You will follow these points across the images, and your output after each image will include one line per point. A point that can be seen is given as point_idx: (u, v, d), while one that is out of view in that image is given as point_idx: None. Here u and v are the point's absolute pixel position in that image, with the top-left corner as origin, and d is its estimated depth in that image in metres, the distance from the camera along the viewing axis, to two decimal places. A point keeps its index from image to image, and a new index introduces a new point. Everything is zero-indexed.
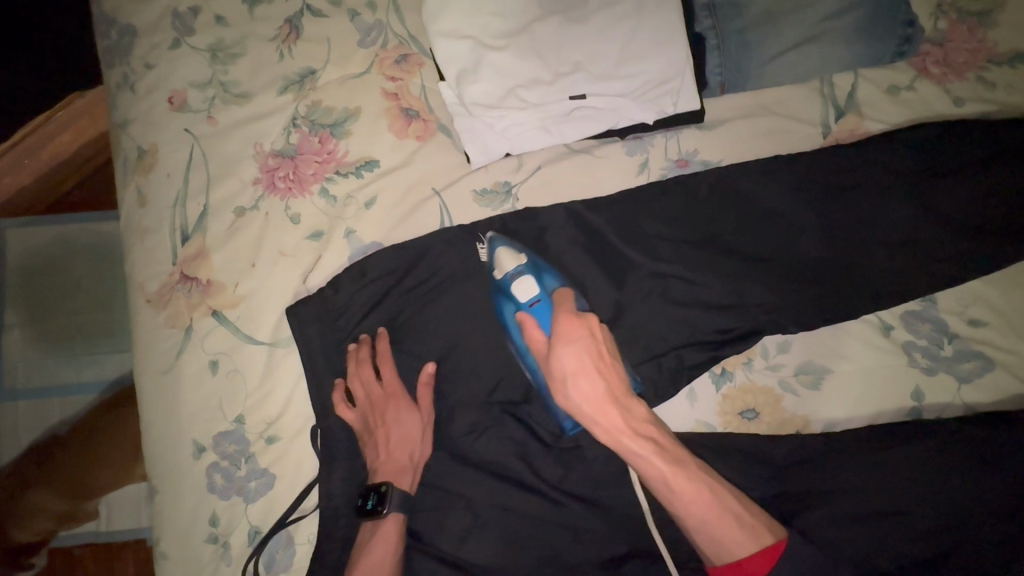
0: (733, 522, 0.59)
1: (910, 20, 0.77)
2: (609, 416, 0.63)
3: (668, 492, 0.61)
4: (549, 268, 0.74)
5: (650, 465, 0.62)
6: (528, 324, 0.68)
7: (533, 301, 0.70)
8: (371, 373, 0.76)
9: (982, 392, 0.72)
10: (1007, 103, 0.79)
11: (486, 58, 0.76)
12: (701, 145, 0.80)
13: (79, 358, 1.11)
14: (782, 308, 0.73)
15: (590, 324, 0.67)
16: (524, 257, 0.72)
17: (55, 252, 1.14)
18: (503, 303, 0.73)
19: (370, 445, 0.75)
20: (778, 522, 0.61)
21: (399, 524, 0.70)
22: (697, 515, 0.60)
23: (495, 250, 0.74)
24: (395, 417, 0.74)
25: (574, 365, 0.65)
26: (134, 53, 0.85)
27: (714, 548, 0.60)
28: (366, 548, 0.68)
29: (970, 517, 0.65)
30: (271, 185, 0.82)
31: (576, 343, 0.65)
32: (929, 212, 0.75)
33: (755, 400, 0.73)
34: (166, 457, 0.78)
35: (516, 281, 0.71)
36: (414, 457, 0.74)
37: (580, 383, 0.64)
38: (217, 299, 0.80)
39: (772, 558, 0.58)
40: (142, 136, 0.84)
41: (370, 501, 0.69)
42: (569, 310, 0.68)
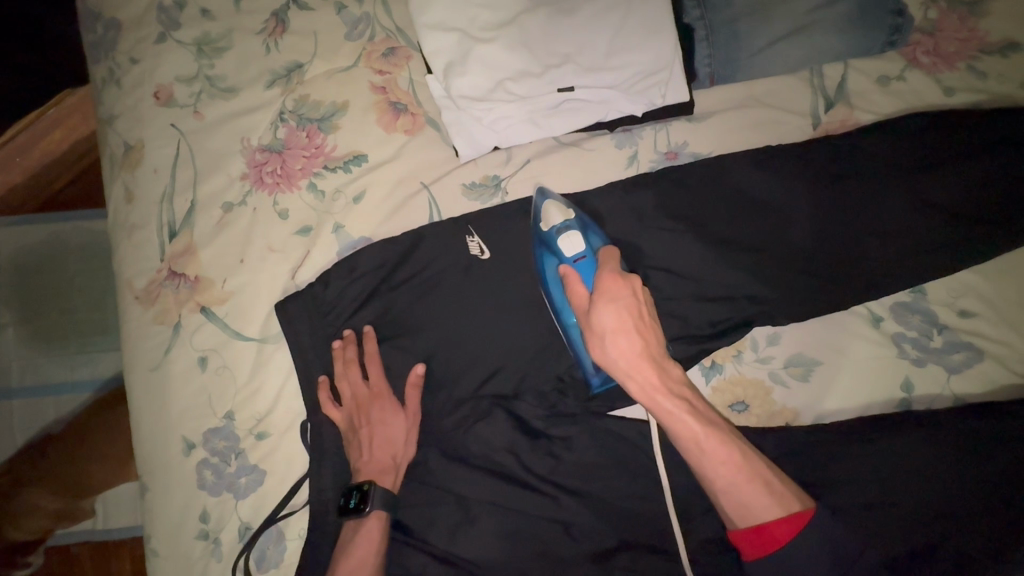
0: (761, 486, 0.58)
1: (900, 10, 0.77)
2: (646, 375, 0.61)
3: (697, 452, 0.60)
4: (593, 226, 0.74)
5: (683, 425, 0.60)
6: (571, 277, 0.67)
7: (578, 257, 0.69)
8: (358, 372, 0.75)
9: (972, 384, 0.72)
10: (999, 92, 0.79)
11: (474, 51, 0.76)
12: (690, 137, 0.80)
13: (73, 356, 1.11)
14: (773, 300, 0.73)
15: (633, 284, 0.65)
16: (571, 213, 0.72)
17: (47, 250, 1.13)
18: (545, 256, 0.72)
19: (354, 445, 0.74)
20: (805, 491, 0.60)
21: (383, 524, 0.70)
22: (725, 476, 0.59)
23: (543, 202, 0.73)
24: (380, 418, 0.74)
25: (615, 322, 0.62)
26: (120, 48, 0.84)
27: (737, 511, 0.58)
28: (350, 546, 0.68)
29: (958, 505, 0.65)
30: (259, 180, 0.81)
31: (619, 301, 0.63)
32: (922, 202, 0.74)
33: (745, 392, 0.73)
34: (156, 454, 0.78)
35: (561, 236, 0.70)
36: (397, 457, 0.74)
37: (619, 340, 0.62)
38: (205, 295, 0.80)
39: (798, 525, 0.56)
40: (129, 131, 0.83)
41: (353, 499, 0.69)
42: (613, 269, 0.66)
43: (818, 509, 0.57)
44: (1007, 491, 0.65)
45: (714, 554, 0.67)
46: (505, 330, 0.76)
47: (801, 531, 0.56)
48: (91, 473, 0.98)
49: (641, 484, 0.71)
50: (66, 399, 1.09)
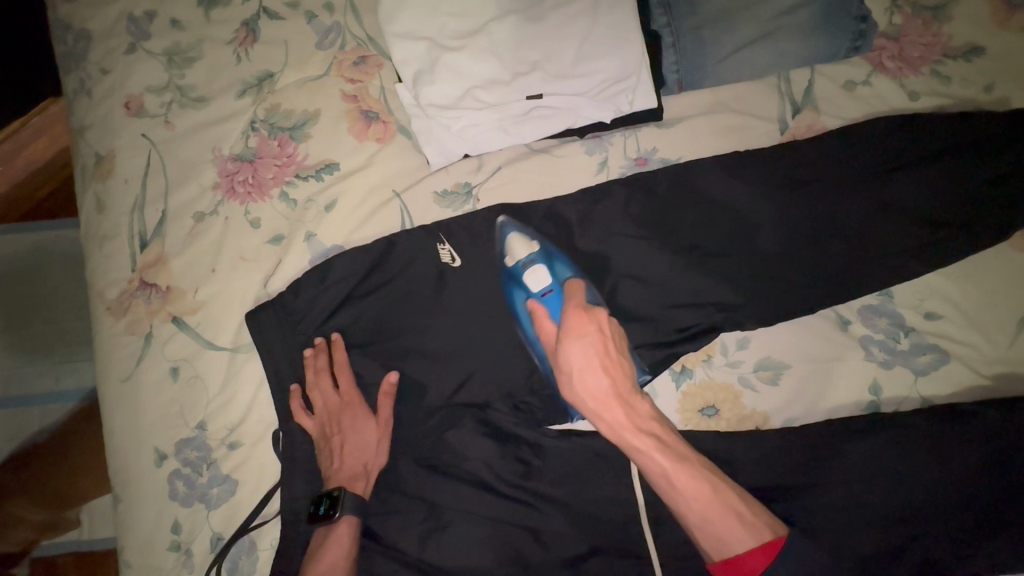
0: (734, 518, 0.58)
1: (864, 15, 0.78)
2: (613, 411, 0.63)
3: (669, 486, 0.60)
4: (562, 256, 0.74)
5: (652, 461, 0.61)
6: (539, 313, 0.68)
7: (545, 292, 0.69)
8: (328, 382, 0.75)
9: (939, 385, 0.73)
10: (963, 96, 0.80)
11: (442, 59, 0.76)
12: (659, 143, 0.80)
13: (57, 366, 1.10)
14: (741, 303, 0.73)
15: (598, 318, 0.66)
16: (535, 245, 0.72)
17: (33, 261, 1.13)
18: (513, 291, 0.73)
19: (326, 453, 0.74)
20: (778, 519, 0.59)
21: (354, 529, 0.69)
22: (698, 509, 0.59)
23: (506, 237, 0.74)
24: (351, 425, 0.74)
25: (581, 360, 0.64)
26: (90, 58, 0.84)
27: (711, 543, 0.58)
28: (320, 552, 0.67)
29: (933, 500, 0.65)
30: (231, 189, 0.81)
31: (584, 339, 0.64)
32: (888, 206, 0.75)
33: (714, 397, 0.73)
34: (128, 466, 0.78)
35: (527, 271, 0.70)
36: (368, 464, 0.73)
37: (586, 377, 0.63)
38: (177, 305, 0.80)
39: (771, 556, 0.56)
40: (99, 141, 0.83)
41: (323, 506, 0.69)
42: (578, 302, 0.67)
43: (789, 538, 0.57)
44: (981, 482, 0.65)
45: (685, 559, 0.67)
46: (477, 336, 0.76)
47: (773, 564, 0.56)
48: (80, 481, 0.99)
49: (613, 490, 0.70)
50: (53, 409, 1.08)
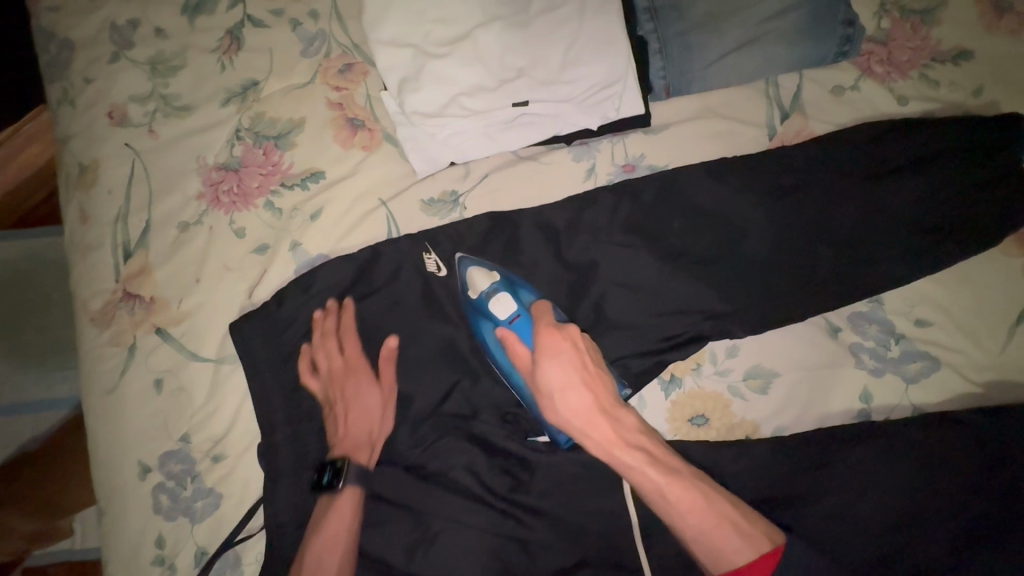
0: (729, 527, 0.57)
1: (851, 20, 0.78)
2: (600, 429, 0.63)
3: (663, 501, 0.59)
4: (523, 282, 0.74)
5: (644, 477, 0.60)
6: (509, 340, 0.68)
7: (512, 318, 0.69)
8: (335, 345, 0.74)
9: (930, 393, 0.72)
10: (951, 100, 0.80)
11: (427, 66, 0.76)
12: (647, 150, 0.80)
13: (50, 374, 1.06)
14: (730, 310, 0.73)
15: (571, 336, 0.67)
16: (496, 274, 0.72)
17: (22, 268, 1.09)
18: (481, 323, 0.72)
19: (330, 419, 0.72)
20: (774, 526, 0.59)
21: (357, 500, 0.67)
22: (695, 523, 0.58)
23: (467, 271, 0.73)
24: (355, 392, 0.72)
25: (561, 379, 0.64)
26: (73, 68, 0.84)
27: (712, 558, 0.57)
28: (323, 524, 0.65)
29: (925, 510, 0.64)
30: (215, 199, 0.81)
31: (561, 357, 0.65)
32: (877, 213, 0.74)
33: (703, 406, 0.73)
34: (110, 479, 0.76)
35: (491, 300, 0.70)
36: (373, 432, 0.72)
37: (568, 396, 0.64)
38: (161, 316, 0.79)
39: (773, 566, 0.55)
40: (83, 151, 0.82)
41: (326, 475, 0.67)
42: (549, 323, 0.68)
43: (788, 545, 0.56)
44: (973, 492, 0.64)
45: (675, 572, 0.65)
46: (465, 344, 0.75)
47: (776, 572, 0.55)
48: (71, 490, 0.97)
49: (603, 501, 0.69)
50: (46, 416, 1.05)
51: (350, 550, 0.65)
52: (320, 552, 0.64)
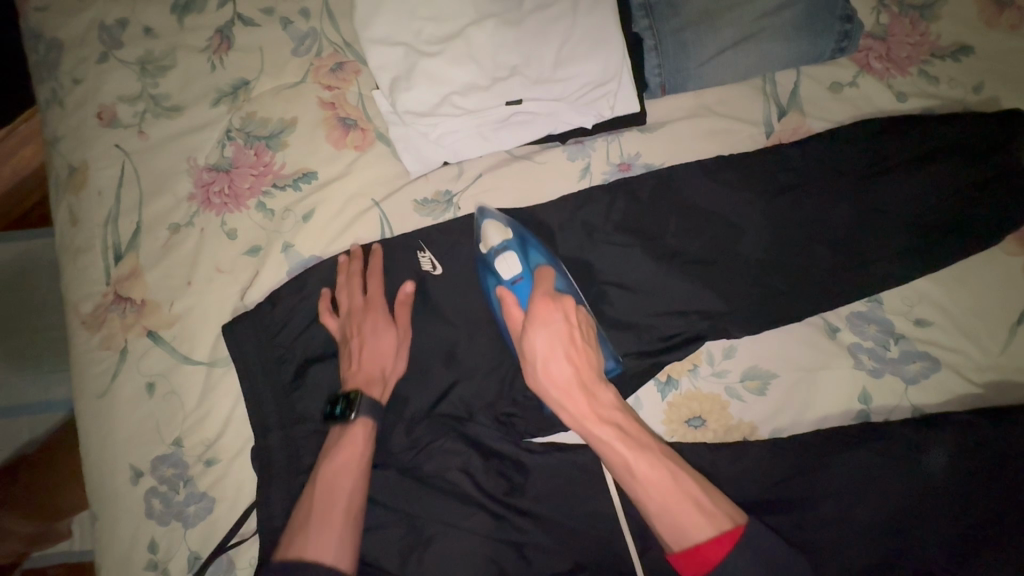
0: (692, 505, 0.56)
1: (849, 15, 0.76)
2: (576, 401, 0.61)
3: (628, 475, 0.58)
4: (536, 243, 0.73)
5: (612, 450, 0.59)
6: (507, 299, 0.66)
7: (515, 279, 0.69)
8: (358, 284, 0.74)
9: (930, 393, 0.71)
10: (951, 97, 0.79)
11: (419, 64, 0.75)
12: (643, 148, 0.79)
13: (46, 374, 1.04)
14: (727, 310, 0.72)
15: (564, 306, 0.64)
16: (510, 232, 0.71)
17: (18, 270, 1.08)
18: (487, 279, 0.72)
19: (344, 354, 0.72)
20: (738, 508, 0.57)
21: (369, 431, 0.68)
22: (657, 499, 0.56)
23: (483, 222, 0.72)
24: (372, 329, 0.72)
25: (545, 348, 0.62)
26: (62, 68, 0.83)
27: (670, 534, 0.56)
28: (334, 451, 0.66)
29: (920, 514, 0.63)
30: (206, 200, 0.80)
31: (549, 326, 0.62)
32: (873, 211, 0.73)
33: (701, 407, 0.72)
34: (102, 483, 0.76)
35: (497, 258, 0.70)
36: (386, 370, 0.72)
37: (550, 365, 0.62)
38: (152, 319, 0.78)
39: (727, 545, 0.54)
40: (72, 152, 0.82)
41: (340, 406, 0.67)
42: (547, 289, 0.66)
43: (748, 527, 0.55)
44: (969, 496, 0.63)
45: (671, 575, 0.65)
46: (459, 345, 0.75)
47: (732, 553, 0.53)
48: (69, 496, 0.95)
49: (599, 504, 0.69)
50: (44, 418, 1.03)
51: (362, 478, 0.66)
52: (332, 476, 0.65)
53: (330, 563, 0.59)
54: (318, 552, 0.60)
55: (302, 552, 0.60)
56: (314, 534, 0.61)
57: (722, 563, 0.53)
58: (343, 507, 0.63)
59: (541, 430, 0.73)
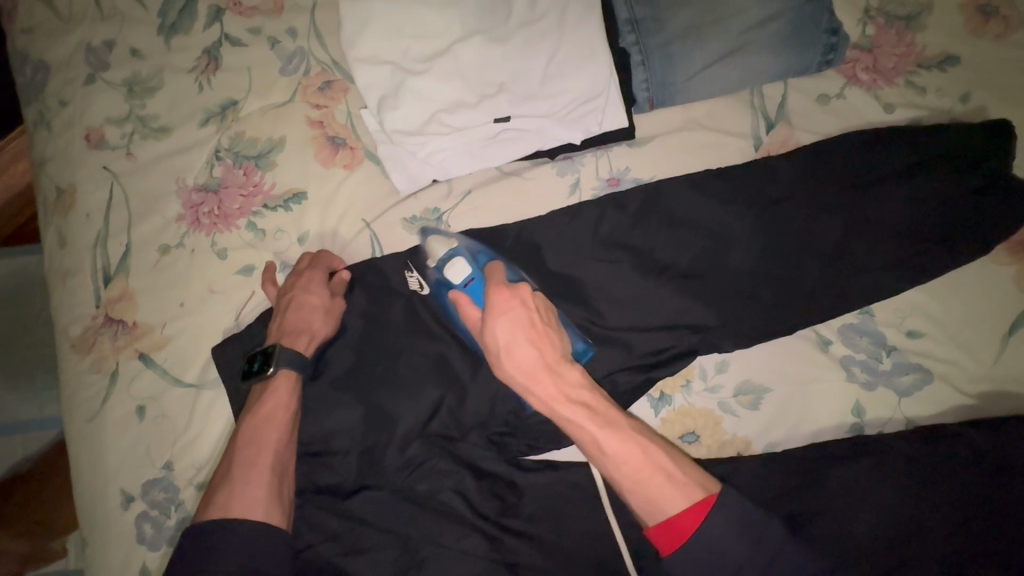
0: (664, 479, 0.55)
1: (834, 29, 0.77)
2: (543, 385, 0.60)
3: (599, 452, 0.58)
4: (481, 248, 0.73)
5: (582, 429, 0.58)
6: (462, 301, 0.65)
7: (466, 282, 0.68)
8: (304, 262, 0.76)
9: (923, 405, 0.71)
10: (938, 107, 0.79)
11: (406, 83, 0.75)
12: (632, 163, 0.79)
13: (39, 394, 0.99)
14: (719, 324, 0.72)
15: (522, 293, 0.62)
16: (455, 241, 0.72)
17: (10, 286, 1.05)
18: (441, 291, 0.72)
19: (276, 314, 0.73)
20: (711, 477, 0.57)
21: (292, 382, 0.69)
22: (629, 474, 0.56)
23: (427, 239, 0.74)
24: (304, 287, 0.73)
25: (507, 336, 0.60)
26: (49, 90, 0.83)
27: (645, 508, 0.55)
28: (256, 405, 0.67)
29: (913, 531, 0.63)
30: (196, 221, 0.79)
31: (507, 314, 0.60)
32: (862, 222, 0.73)
33: (695, 423, 0.71)
34: (93, 509, 0.74)
35: (446, 267, 0.69)
36: (312, 324, 0.72)
37: (513, 351, 0.60)
38: (143, 341, 0.78)
39: (702, 515, 0.53)
40: (60, 175, 0.81)
41: (256, 363, 0.69)
42: (499, 281, 0.65)
43: (721, 496, 0.54)
44: (962, 511, 0.63)
45: None
46: (451, 361, 0.74)
47: (705, 522, 0.53)
48: (62, 510, 0.98)
49: (594, 522, 0.68)
50: (36, 438, 0.99)
51: (288, 428, 0.66)
52: (253, 430, 0.65)
53: (261, 518, 0.59)
54: (246, 507, 0.60)
55: (227, 509, 0.60)
56: (241, 489, 0.61)
57: (698, 535, 0.53)
58: (268, 458, 0.63)
59: (534, 447, 0.73)
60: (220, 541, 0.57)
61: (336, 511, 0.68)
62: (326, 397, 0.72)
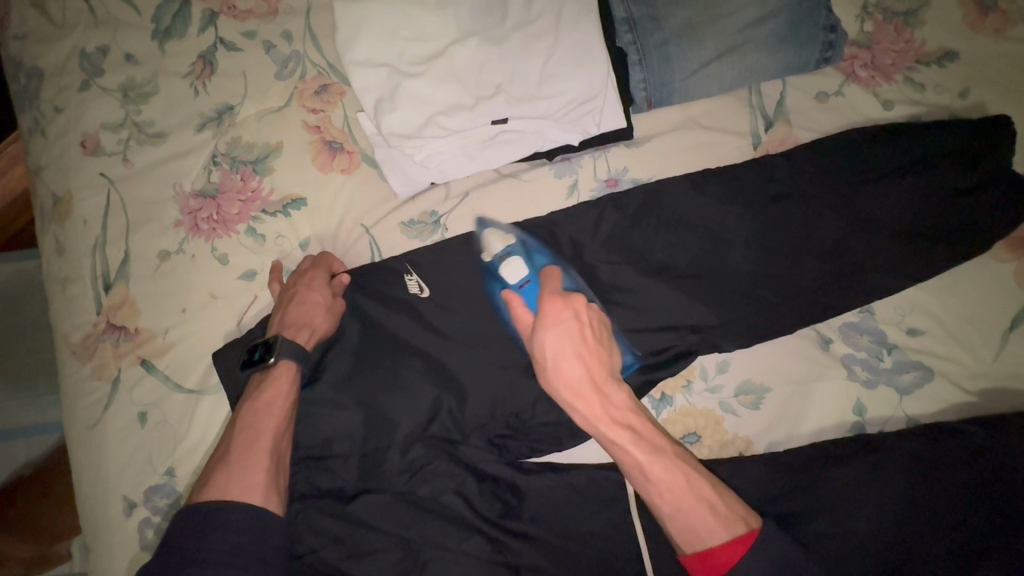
0: (706, 510, 0.56)
1: (832, 26, 0.77)
2: (589, 404, 0.59)
3: (642, 478, 0.57)
4: (538, 247, 0.73)
5: (626, 453, 0.57)
6: (513, 302, 0.65)
7: (522, 283, 0.67)
8: (308, 262, 0.77)
9: (924, 403, 0.71)
10: (937, 103, 0.79)
11: (403, 85, 0.74)
12: (630, 163, 0.79)
13: (43, 398, 1.00)
14: (719, 323, 0.72)
15: (575, 305, 0.61)
16: (512, 238, 0.72)
17: (10, 291, 1.05)
18: (494, 284, 0.75)
19: (279, 307, 0.73)
20: (752, 511, 0.58)
21: (293, 373, 0.69)
22: (671, 503, 0.56)
23: (484, 231, 0.74)
24: (306, 285, 0.73)
25: (556, 349, 0.59)
26: (43, 97, 0.82)
27: (683, 536, 0.56)
28: (256, 393, 0.67)
29: (915, 528, 0.63)
30: (194, 226, 0.79)
31: (559, 326, 0.60)
32: (863, 221, 0.73)
33: (696, 423, 0.71)
34: (96, 516, 0.74)
35: (502, 263, 0.69)
36: (314, 321, 0.72)
37: (562, 365, 0.59)
38: (145, 348, 0.77)
39: (743, 548, 0.54)
40: (56, 182, 0.81)
41: (258, 352, 0.69)
42: (555, 288, 0.64)
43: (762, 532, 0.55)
44: (964, 507, 0.63)
45: None
46: (452, 364, 0.74)
47: (745, 556, 0.54)
48: (66, 515, 0.95)
49: (597, 524, 0.68)
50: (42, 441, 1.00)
51: (287, 417, 0.67)
52: (254, 416, 0.65)
53: (258, 500, 0.59)
54: (246, 490, 0.60)
55: (224, 491, 0.59)
56: (239, 473, 0.61)
57: (738, 566, 0.54)
58: (267, 445, 0.64)
59: (536, 449, 0.73)
60: (211, 524, 0.56)
61: (339, 515, 0.68)
62: (326, 403, 0.72)
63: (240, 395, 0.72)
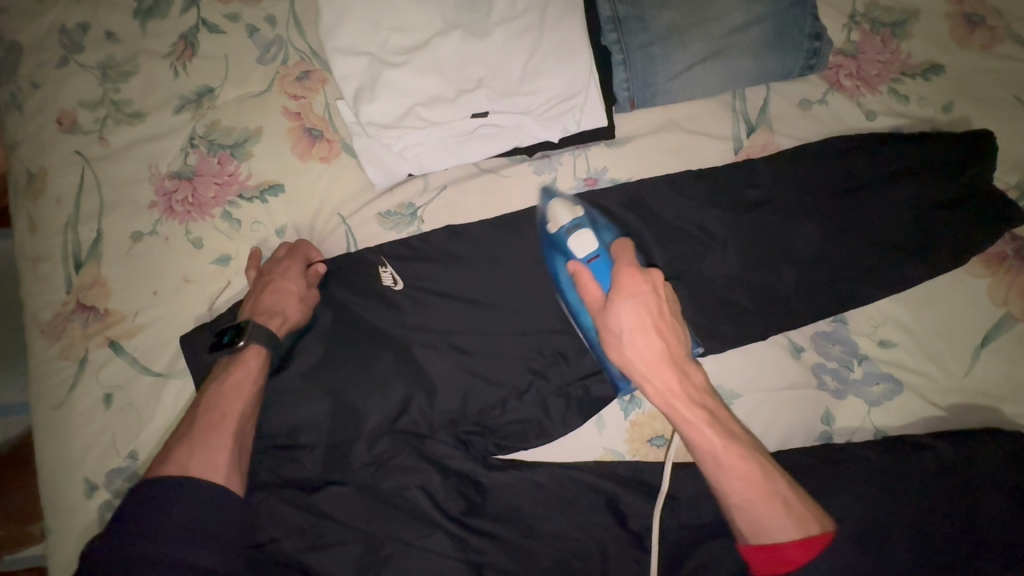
0: (778, 505, 0.55)
1: (816, 33, 0.77)
2: (663, 379, 0.57)
3: (713, 464, 0.56)
4: (606, 224, 0.71)
5: (700, 436, 0.56)
6: (581, 274, 0.62)
7: (590, 257, 0.65)
8: (284, 250, 0.76)
9: (891, 415, 0.71)
10: (921, 116, 0.79)
11: (384, 74, 0.74)
12: (610, 163, 0.78)
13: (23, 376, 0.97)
14: (692, 327, 0.71)
15: (653, 280, 0.59)
16: (580, 210, 0.70)
17: None
18: (556, 258, 0.70)
19: (253, 291, 0.73)
20: (826, 514, 0.57)
21: (262, 359, 0.68)
22: (741, 492, 0.55)
23: (550, 202, 0.71)
24: (281, 273, 0.72)
25: (632, 322, 0.57)
26: (21, 71, 0.81)
27: (750, 528, 0.55)
28: (222, 377, 0.66)
29: (885, 529, 0.61)
30: (169, 208, 0.78)
31: (638, 299, 0.58)
32: (842, 230, 0.73)
33: (663, 426, 0.75)
34: (55, 497, 0.73)
35: (571, 236, 0.67)
36: (285, 309, 0.71)
37: (638, 339, 0.57)
38: (114, 329, 0.76)
39: (814, 547, 0.53)
40: (30, 158, 0.80)
41: (227, 336, 0.68)
42: (630, 262, 0.62)
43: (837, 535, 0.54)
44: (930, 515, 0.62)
45: None
46: (419, 358, 0.73)
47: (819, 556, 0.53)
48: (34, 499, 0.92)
49: (560, 524, 0.67)
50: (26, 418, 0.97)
51: (252, 401, 0.66)
52: (218, 398, 0.64)
53: (223, 483, 0.59)
54: (208, 472, 0.59)
55: (185, 470, 0.58)
56: (201, 453, 0.60)
57: (807, 564, 0.53)
58: (230, 428, 0.63)
59: (503, 446, 0.73)
60: (170, 504, 0.55)
61: (298, 505, 0.67)
62: (292, 392, 0.71)
63: (206, 377, 0.71)
